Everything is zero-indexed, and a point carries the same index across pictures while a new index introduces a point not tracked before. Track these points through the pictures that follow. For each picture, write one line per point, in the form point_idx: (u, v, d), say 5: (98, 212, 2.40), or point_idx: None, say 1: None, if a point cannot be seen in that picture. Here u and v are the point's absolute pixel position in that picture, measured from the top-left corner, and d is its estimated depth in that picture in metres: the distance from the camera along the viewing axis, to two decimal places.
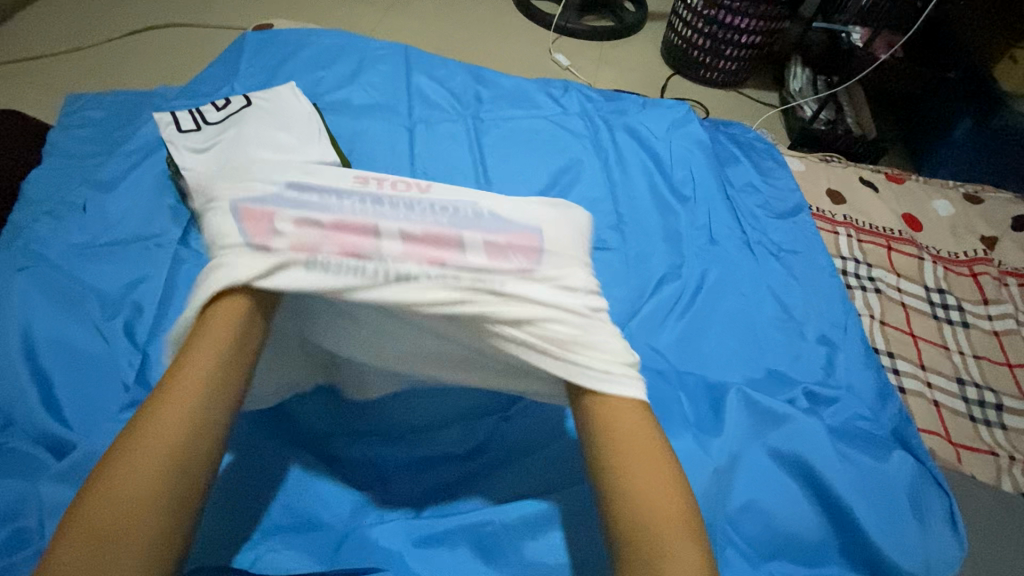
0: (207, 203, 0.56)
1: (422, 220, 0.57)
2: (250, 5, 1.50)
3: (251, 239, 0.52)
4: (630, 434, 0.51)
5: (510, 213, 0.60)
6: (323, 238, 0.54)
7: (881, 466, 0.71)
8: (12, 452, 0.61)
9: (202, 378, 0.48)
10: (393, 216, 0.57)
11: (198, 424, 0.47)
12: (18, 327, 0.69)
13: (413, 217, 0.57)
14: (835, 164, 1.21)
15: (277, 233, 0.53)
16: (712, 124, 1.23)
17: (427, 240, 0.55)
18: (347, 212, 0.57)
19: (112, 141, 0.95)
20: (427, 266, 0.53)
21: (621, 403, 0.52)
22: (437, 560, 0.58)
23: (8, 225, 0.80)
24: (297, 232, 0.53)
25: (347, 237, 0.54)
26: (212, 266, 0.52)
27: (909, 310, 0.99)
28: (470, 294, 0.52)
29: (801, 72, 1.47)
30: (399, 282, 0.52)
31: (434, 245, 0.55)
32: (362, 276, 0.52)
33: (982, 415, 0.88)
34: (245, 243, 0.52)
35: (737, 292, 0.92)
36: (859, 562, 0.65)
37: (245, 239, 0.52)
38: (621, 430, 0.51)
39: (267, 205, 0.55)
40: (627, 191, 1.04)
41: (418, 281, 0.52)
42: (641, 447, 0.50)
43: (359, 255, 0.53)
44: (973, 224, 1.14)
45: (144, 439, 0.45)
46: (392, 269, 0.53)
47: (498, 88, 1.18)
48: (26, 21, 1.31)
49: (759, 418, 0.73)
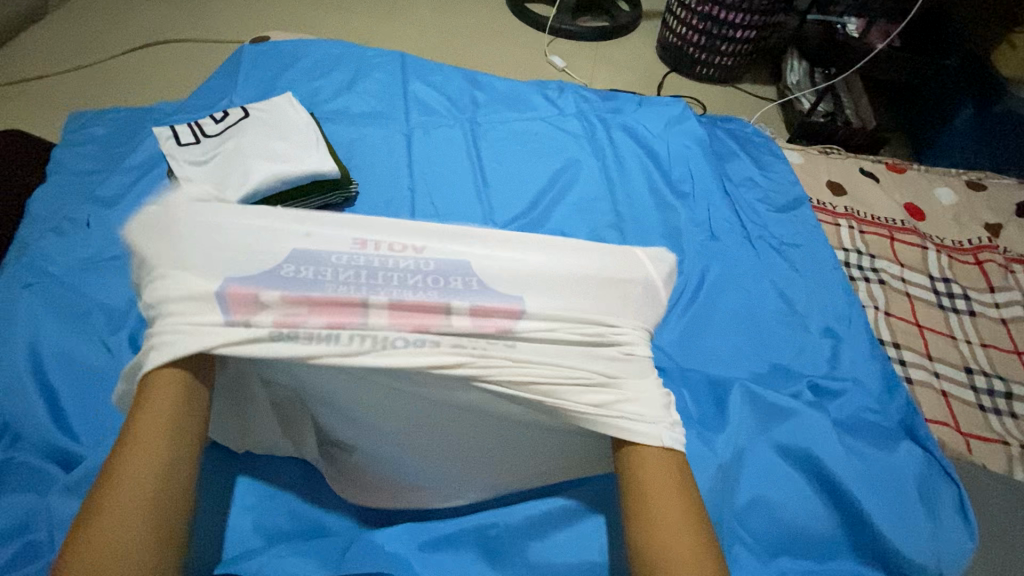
0: (161, 259, 0.53)
1: (412, 285, 0.54)
2: (247, 18, 1.51)
3: (232, 314, 0.51)
4: (659, 481, 0.52)
5: (523, 272, 0.55)
6: (308, 313, 0.51)
7: (888, 458, 0.71)
8: (22, 466, 0.62)
9: (167, 431, 0.49)
10: (380, 282, 0.53)
11: (164, 474, 0.47)
12: (27, 343, 0.70)
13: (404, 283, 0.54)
14: (835, 155, 1.21)
15: (261, 306, 0.51)
16: (710, 120, 1.22)
17: (416, 310, 0.52)
18: (330, 281, 0.53)
19: (114, 156, 0.96)
20: (412, 337, 0.51)
21: (653, 454, 0.52)
22: (444, 563, 0.58)
23: (16, 243, 0.81)
24: (282, 305, 0.51)
25: (334, 314, 0.51)
26: (166, 338, 0.49)
27: (914, 300, 0.98)
28: (469, 361, 0.51)
29: (798, 65, 1.47)
30: (383, 351, 0.50)
31: (422, 312, 0.52)
32: (340, 346, 0.50)
33: (992, 403, 0.87)
34: (224, 320, 0.50)
35: (739, 287, 0.92)
36: (870, 555, 0.64)
37: (225, 315, 0.50)
38: (651, 473, 0.52)
39: (248, 279, 0.52)
40: (625, 190, 1.04)
41: (397, 349, 0.51)
42: (667, 495, 0.51)
43: (342, 326, 0.51)
44: (976, 211, 1.13)
45: (114, 498, 0.45)
46: (378, 339, 0.51)
47: (494, 92, 1.18)
48: (28, 41, 1.33)
49: (765, 413, 0.72)
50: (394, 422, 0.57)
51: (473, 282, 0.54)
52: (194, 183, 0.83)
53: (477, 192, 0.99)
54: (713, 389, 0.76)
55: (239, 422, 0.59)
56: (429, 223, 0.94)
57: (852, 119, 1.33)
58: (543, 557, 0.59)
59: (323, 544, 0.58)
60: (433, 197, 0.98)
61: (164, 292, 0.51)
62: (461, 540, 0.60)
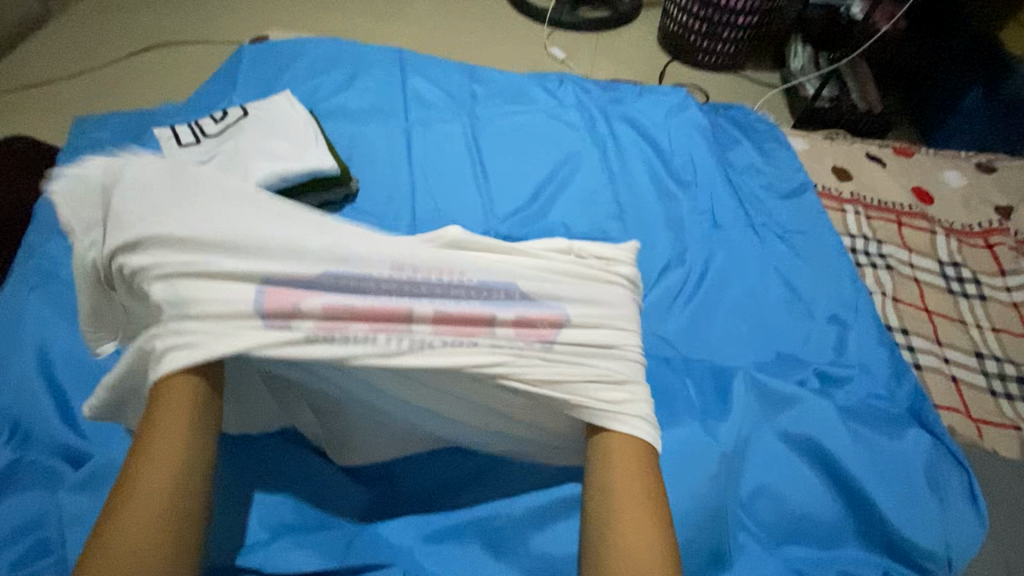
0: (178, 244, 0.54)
1: (456, 298, 0.58)
2: (246, 18, 1.52)
3: (270, 318, 0.53)
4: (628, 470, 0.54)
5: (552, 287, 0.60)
6: (350, 320, 0.55)
7: (896, 444, 0.70)
8: (32, 464, 0.63)
9: (184, 438, 0.50)
10: (425, 294, 0.58)
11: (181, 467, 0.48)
12: (35, 344, 0.71)
13: (447, 295, 0.58)
14: (840, 141, 1.19)
15: (299, 313, 0.53)
16: (712, 108, 1.21)
17: (462, 321, 0.57)
18: (378, 293, 0.56)
19: (117, 159, 0.97)
20: (459, 345, 0.55)
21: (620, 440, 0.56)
22: (447, 555, 0.59)
23: (24, 247, 0.83)
24: (323, 312, 0.54)
25: (377, 321, 0.55)
26: (189, 333, 0.51)
27: (923, 285, 0.96)
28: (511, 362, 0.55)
29: (802, 49, 1.44)
30: (422, 351, 0.54)
31: (467, 323, 0.57)
32: (376, 347, 0.54)
33: (1004, 388, 0.86)
34: (263, 321, 0.52)
35: (743, 275, 0.91)
36: (878, 542, 0.64)
37: (263, 317, 0.52)
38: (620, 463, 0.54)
39: (299, 286, 0.55)
40: (627, 180, 1.03)
41: (434, 349, 0.55)
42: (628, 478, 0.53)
43: (386, 329, 0.55)
44: (986, 193, 1.11)
45: (137, 507, 0.46)
46: (418, 341, 0.55)
47: (494, 85, 1.18)
48: (32, 47, 1.34)
49: (770, 401, 0.72)
50: (397, 410, 0.58)
51: (514, 294, 0.59)
52: None
53: (478, 186, 0.99)
54: (717, 377, 0.75)
55: (247, 411, 0.60)
56: (430, 218, 0.94)
57: (857, 104, 1.31)
58: (545, 547, 0.59)
59: (327, 536, 0.59)
60: (434, 192, 0.98)
61: (189, 298, 0.52)
62: (464, 531, 0.60)
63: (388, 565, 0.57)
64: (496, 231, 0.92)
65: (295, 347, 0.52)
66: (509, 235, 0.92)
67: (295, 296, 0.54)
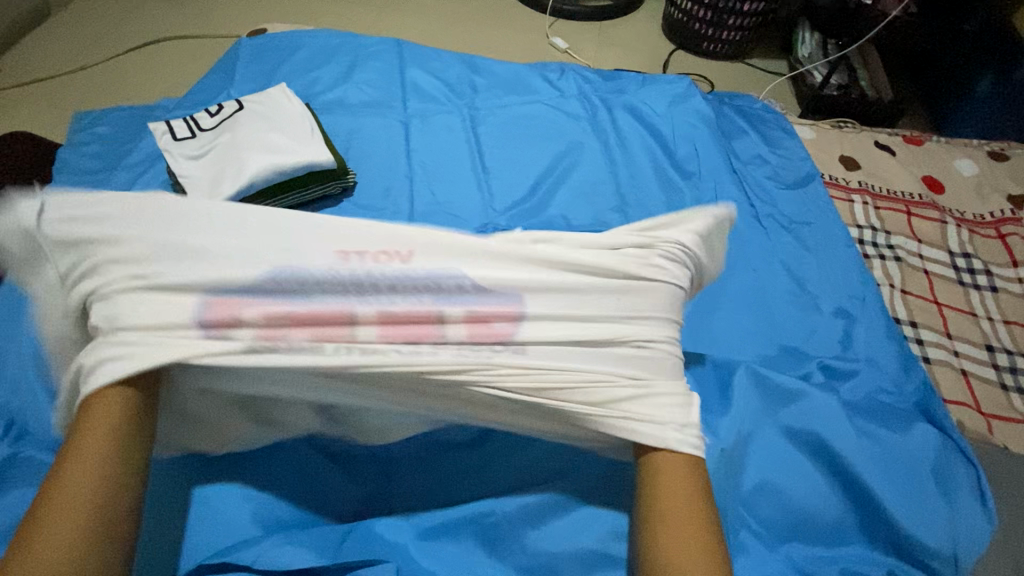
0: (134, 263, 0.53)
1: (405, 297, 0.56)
2: (246, 11, 1.51)
3: (209, 330, 0.52)
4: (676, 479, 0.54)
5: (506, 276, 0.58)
6: (290, 327, 0.53)
7: (902, 440, 0.68)
8: (29, 460, 0.63)
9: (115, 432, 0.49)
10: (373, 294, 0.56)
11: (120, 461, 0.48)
12: (31, 341, 0.71)
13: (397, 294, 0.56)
14: (848, 129, 1.16)
15: (238, 324, 0.52)
16: (717, 96, 1.19)
17: (407, 322, 0.55)
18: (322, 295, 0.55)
19: (116, 155, 0.97)
20: (405, 345, 0.54)
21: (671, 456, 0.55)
22: (441, 552, 0.58)
23: None
24: (264, 322, 0.53)
25: (321, 328, 0.53)
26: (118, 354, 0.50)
27: (933, 277, 0.94)
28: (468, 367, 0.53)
29: (809, 37, 1.42)
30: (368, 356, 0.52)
31: (415, 321, 0.55)
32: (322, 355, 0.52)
33: (1015, 382, 0.84)
34: (200, 333, 0.51)
35: (747, 268, 0.89)
36: (882, 540, 0.62)
37: (201, 330, 0.51)
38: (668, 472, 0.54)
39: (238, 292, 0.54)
40: (628, 171, 1.01)
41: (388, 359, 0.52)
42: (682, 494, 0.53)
43: (331, 337, 0.53)
44: (999, 182, 1.08)
45: (54, 509, 0.44)
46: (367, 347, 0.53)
47: (493, 76, 1.16)
48: (33, 43, 1.34)
49: (772, 396, 0.70)
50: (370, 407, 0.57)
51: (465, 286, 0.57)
52: (191, 177, 0.83)
53: (477, 179, 0.98)
54: (719, 372, 0.74)
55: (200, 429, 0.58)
56: (428, 211, 0.93)
57: (867, 92, 1.28)
58: (541, 544, 0.59)
59: (322, 532, 0.58)
60: (432, 185, 0.96)
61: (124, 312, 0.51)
62: (460, 527, 0.60)
63: (384, 561, 0.57)
64: (495, 225, 0.91)
65: (232, 356, 0.51)
66: (509, 228, 0.91)
67: (233, 306, 0.53)
